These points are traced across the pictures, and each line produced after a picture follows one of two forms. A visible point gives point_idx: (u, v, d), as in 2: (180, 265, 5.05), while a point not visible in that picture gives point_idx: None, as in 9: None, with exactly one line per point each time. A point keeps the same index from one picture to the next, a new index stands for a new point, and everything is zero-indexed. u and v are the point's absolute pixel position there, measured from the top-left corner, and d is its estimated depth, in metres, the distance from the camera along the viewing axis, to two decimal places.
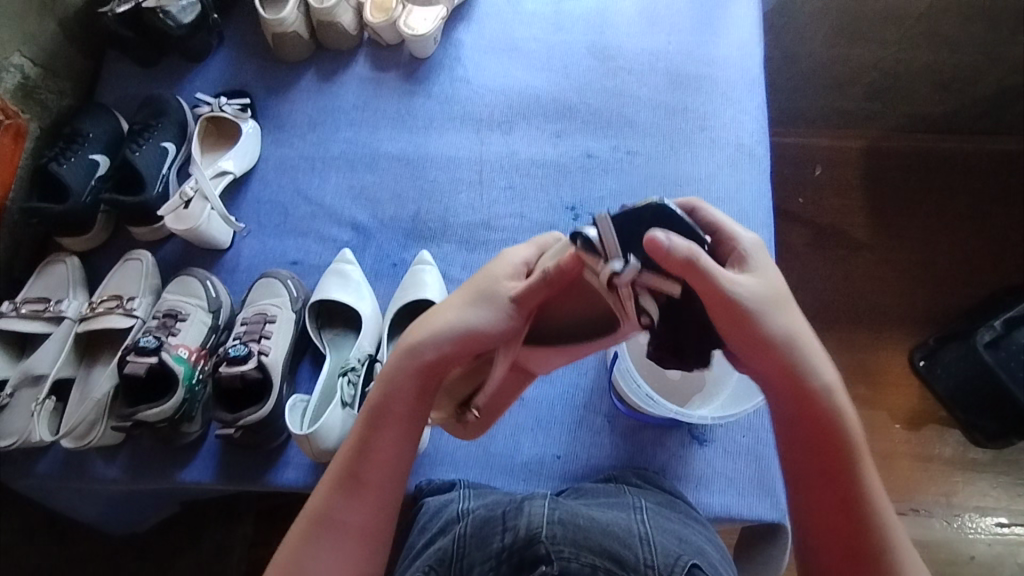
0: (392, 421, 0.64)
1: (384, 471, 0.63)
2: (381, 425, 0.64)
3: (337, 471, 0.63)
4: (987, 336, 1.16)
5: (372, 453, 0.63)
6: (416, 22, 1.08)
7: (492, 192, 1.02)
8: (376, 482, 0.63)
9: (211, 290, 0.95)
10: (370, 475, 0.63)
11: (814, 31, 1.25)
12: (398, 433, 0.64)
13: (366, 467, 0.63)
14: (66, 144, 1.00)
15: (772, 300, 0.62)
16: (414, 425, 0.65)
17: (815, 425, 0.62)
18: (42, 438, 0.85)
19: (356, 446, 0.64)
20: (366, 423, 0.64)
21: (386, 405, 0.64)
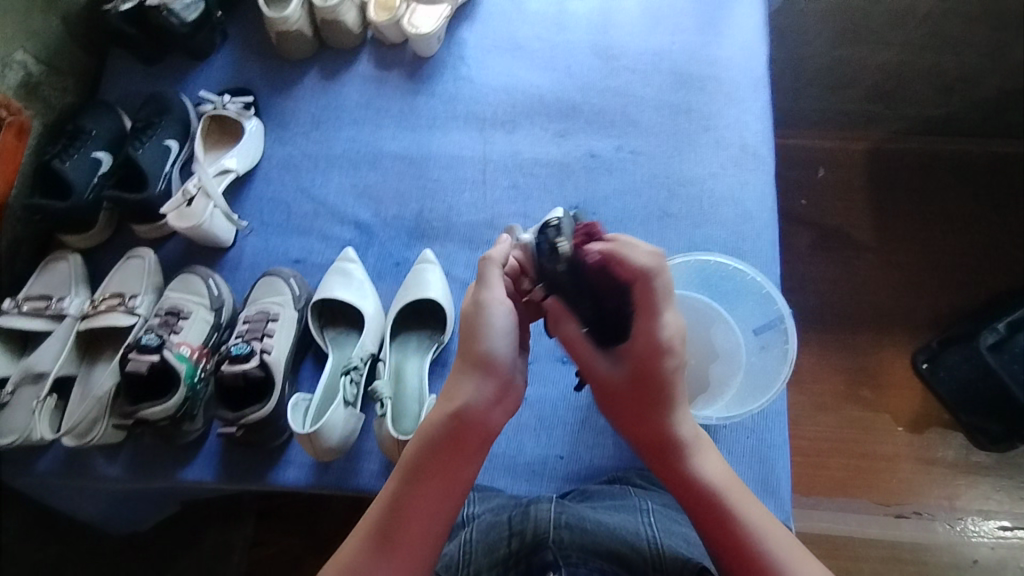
0: (430, 477, 0.58)
1: (420, 532, 0.58)
2: (421, 483, 0.58)
3: (370, 524, 0.59)
4: (991, 337, 1.16)
5: (407, 510, 0.58)
6: (419, 21, 1.08)
7: (495, 191, 1.02)
8: (411, 541, 0.58)
9: (214, 288, 0.95)
10: (401, 533, 0.58)
11: (817, 32, 1.25)
12: (435, 498, 0.59)
13: (400, 523, 0.58)
14: (70, 142, 1.00)
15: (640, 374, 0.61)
16: (454, 484, 0.59)
17: (691, 494, 0.61)
18: (43, 437, 0.86)
19: (390, 499, 0.59)
20: (404, 477, 0.59)
21: (428, 464, 0.59)
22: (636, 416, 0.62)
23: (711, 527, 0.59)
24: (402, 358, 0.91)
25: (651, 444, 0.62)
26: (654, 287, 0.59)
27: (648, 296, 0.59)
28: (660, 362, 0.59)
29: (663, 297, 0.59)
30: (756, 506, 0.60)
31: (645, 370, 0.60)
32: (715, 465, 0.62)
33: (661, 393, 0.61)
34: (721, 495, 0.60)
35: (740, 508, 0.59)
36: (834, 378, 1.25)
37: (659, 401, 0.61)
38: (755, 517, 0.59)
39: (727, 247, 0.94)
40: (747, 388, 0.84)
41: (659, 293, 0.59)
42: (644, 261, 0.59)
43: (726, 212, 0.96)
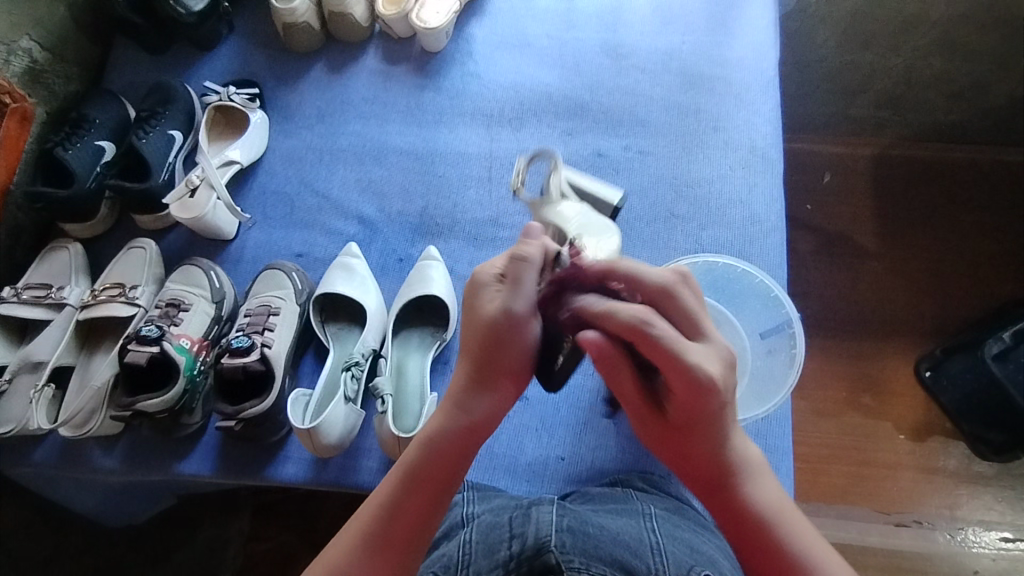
0: (425, 480, 0.59)
1: (410, 538, 0.58)
2: (415, 489, 0.59)
3: (360, 530, 0.59)
4: (995, 347, 1.15)
5: (399, 516, 0.58)
6: (428, 16, 1.07)
7: (501, 189, 1.01)
8: (401, 548, 0.58)
9: (215, 281, 0.94)
10: (394, 536, 0.58)
11: (826, 36, 1.24)
12: (429, 503, 0.59)
13: (391, 528, 0.58)
14: (72, 129, 0.99)
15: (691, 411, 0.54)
16: (445, 488, 0.59)
17: (739, 525, 0.59)
18: (40, 426, 0.84)
19: (385, 502, 0.59)
20: (399, 483, 0.59)
21: (425, 468, 0.59)
22: (683, 448, 0.58)
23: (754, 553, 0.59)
24: (404, 355, 0.90)
25: (702, 471, 0.59)
26: (651, 344, 0.50)
27: (656, 352, 0.50)
28: (704, 403, 0.52)
29: (673, 349, 0.50)
30: (805, 531, 0.59)
31: (688, 406, 0.53)
32: (764, 486, 0.60)
33: (709, 427, 0.56)
34: (770, 522, 0.59)
35: (786, 536, 0.58)
36: (837, 385, 1.24)
37: (707, 434, 0.56)
38: (805, 544, 0.58)
39: (733, 250, 0.93)
40: (753, 394, 0.83)
41: (670, 346, 0.50)
42: (628, 317, 0.50)
43: (733, 214, 0.95)
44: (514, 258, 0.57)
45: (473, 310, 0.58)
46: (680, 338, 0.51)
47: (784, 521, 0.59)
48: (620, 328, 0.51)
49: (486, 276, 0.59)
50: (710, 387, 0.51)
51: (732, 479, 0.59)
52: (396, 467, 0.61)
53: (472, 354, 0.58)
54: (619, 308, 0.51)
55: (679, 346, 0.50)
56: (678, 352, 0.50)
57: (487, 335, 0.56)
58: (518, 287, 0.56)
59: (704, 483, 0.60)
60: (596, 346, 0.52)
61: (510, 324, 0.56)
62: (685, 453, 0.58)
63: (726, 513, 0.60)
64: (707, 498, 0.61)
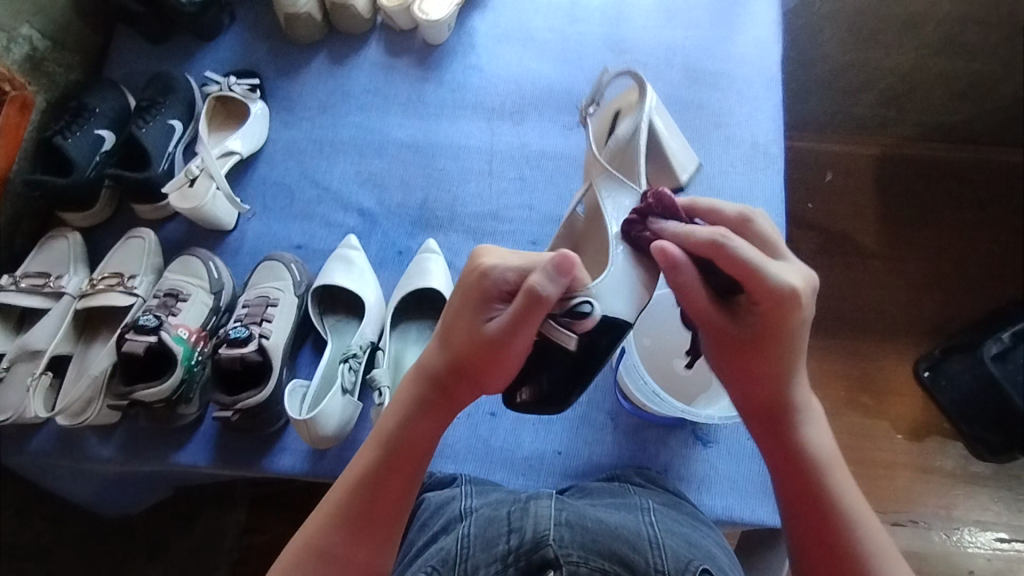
0: (400, 456, 0.65)
1: (388, 514, 0.64)
2: (392, 467, 0.65)
3: (340, 507, 0.64)
4: (995, 347, 1.19)
5: (379, 494, 0.64)
6: (430, 7, 1.06)
7: (502, 182, 1.01)
8: (381, 522, 0.64)
9: (214, 271, 0.94)
10: (373, 513, 0.64)
11: (831, 33, 1.23)
12: (405, 476, 0.65)
13: (371, 505, 0.64)
14: (72, 118, 0.99)
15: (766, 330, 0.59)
16: (417, 462, 0.66)
17: (789, 449, 0.64)
18: (36, 414, 0.84)
19: (359, 480, 0.65)
20: (378, 461, 0.65)
21: (402, 444, 0.65)
22: (747, 365, 0.61)
23: (799, 483, 0.64)
24: (402, 347, 0.91)
25: (761, 398, 0.64)
26: (729, 257, 0.56)
27: (734, 264, 0.56)
28: (784, 318, 0.58)
29: (751, 261, 0.56)
30: (851, 483, 0.64)
31: (768, 323, 0.58)
32: (820, 431, 0.65)
33: (779, 356, 0.60)
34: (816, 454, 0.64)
35: (830, 477, 0.63)
36: (836, 384, 1.24)
37: (774, 364, 0.61)
38: (850, 492, 0.63)
39: None
40: None
41: (750, 258, 0.56)
42: (708, 235, 0.57)
43: None
44: (532, 298, 0.54)
45: (472, 317, 0.61)
46: (762, 257, 0.57)
47: (834, 468, 0.64)
48: (698, 245, 0.58)
49: (496, 289, 0.60)
50: (792, 299, 0.57)
51: (792, 417, 0.64)
52: (371, 445, 0.67)
53: (459, 351, 0.62)
54: (700, 231, 0.58)
55: (761, 261, 0.56)
56: (759, 266, 0.56)
57: (479, 347, 0.60)
58: (526, 325, 0.56)
59: (763, 416, 0.64)
60: (672, 257, 0.58)
61: (507, 346, 0.58)
62: (752, 379, 0.63)
63: (783, 448, 0.64)
64: (764, 434, 0.65)
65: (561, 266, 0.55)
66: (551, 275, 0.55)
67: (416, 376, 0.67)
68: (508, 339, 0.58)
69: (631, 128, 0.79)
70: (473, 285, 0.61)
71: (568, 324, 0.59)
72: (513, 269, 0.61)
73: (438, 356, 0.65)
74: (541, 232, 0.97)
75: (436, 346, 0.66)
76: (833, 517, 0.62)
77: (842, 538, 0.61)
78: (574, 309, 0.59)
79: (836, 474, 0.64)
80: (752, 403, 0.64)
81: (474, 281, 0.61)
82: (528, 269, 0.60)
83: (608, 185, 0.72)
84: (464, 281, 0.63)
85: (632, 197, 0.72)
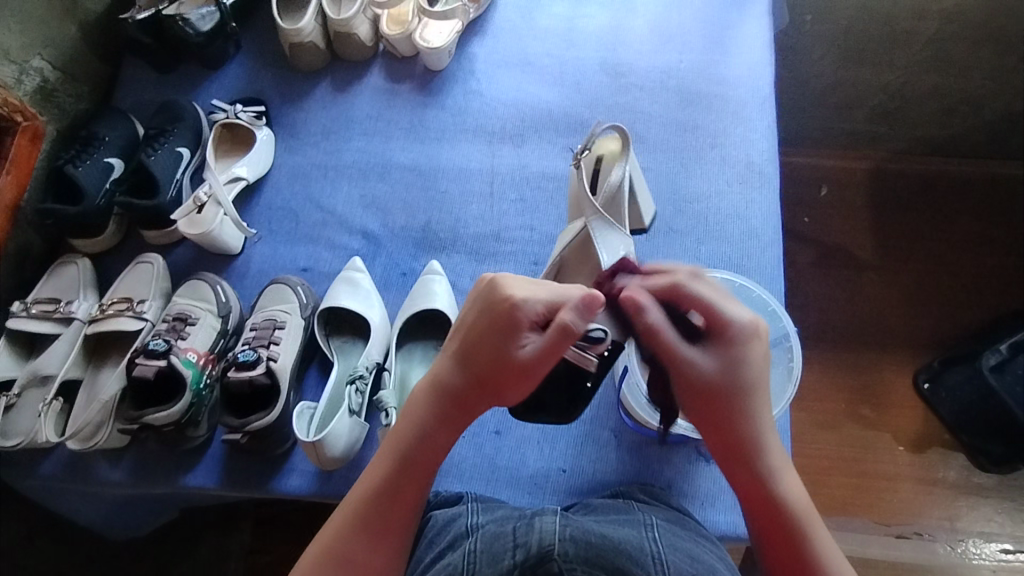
0: (416, 467, 0.68)
1: (402, 521, 0.67)
2: (406, 474, 0.68)
3: (357, 516, 0.66)
4: (992, 359, 1.16)
5: (396, 500, 0.67)
6: (432, 36, 1.09)
7: (502, 204, 1.02)
8: (396, 527, 0.67)
9: (222, 295, 0.95)
10: (388, 524, 0.66)
11: (822, 52, 1.27)
12: (420, 488, 0.68)
13: (384, 511, 0.67)
14: (82, 147, 1.01)
15: (736, 374, 0.66)
16: (421, 476, 0.68)
17: (757, 493, 0.67)
18: (48, 439, 0.86)
19: (377, 489, 0.67)
20: (393, 470, 0.68)
21: (416, 453, 0.68)
22: (715, 411, 0.67)
23: (773, 520, 0.66)
24: (408, 368, 0.92)
25: (727, 441, 0.68)
26: (689, 295, 0.67)
27: (698, 303, 0.67)
28: (745, 349, 0.66)
29: (709, 298, 0.67)
30: (825, 535, 0.65)
31: (732, 361, 0.66)
32: (791, 478, 0.68)
33: (746, 390, 0.66)
34: (791, 503, 0.66)
35: (806, 521, 0.65)
36: (836, 397, 1.25)
37: (743, 403, 0.67)
38: (824, 546, 0.65)
39: (731, 264, 0.94)
40: None
41: (708, 298, 0.67)
42: (670, 281, 0.68)
43: (731, 228, 0.97)
44: (567, 334, 0.59)
45: (502, 345, 0.63)
46: (718, 299, 0.67)
47: (806, 521, 0.66)
48: (662, 290, 0.69)
49: (528, 319, 0.63)
50: (751, 331, 0.66)
51: (757, 459, 0.67)
52: (387, 455, 0.69)
53: (484, 371, 0.65)
54: (658, 280, 0.69)
55: (718, 301, 0.67)
56: (714, 304, 0.67)
57: (508, 371, 0.63)
58: (558, 353, 0.61)
59: (729, 458, 0.68)
60: (641, 300, 0.66)
61: (538, 371, 0.62)
62: (722, 421, 0.67)
63: (750, 487, 0.67)
64: (735, 470, 0.68)
65: (590, 305, 0.60)
66: (581, 312, 0.60)
67: (431, 391, 0.69)
68: (539, 362, 0.62)
69: (619, 176, 0.83)
70: (504, 314, 0.63)
71: (584, 347, 0.67)
72: (542, 301, 0.63)
73: (457, 372, 0.68)
74: (542, 252, 0.99)
75: (453, 362, 0.68)
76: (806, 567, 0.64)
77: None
78: (589, 334, 0.67)
79: (812, 512, 0.67)
80: (723, 450, 0.68)
81: (504, 311, 0.63)
82: (556, 302, 0.64)
83: (601, 226, 0.80)
84: (489, 308, 0.65)
85: (619, 238, 0.80)
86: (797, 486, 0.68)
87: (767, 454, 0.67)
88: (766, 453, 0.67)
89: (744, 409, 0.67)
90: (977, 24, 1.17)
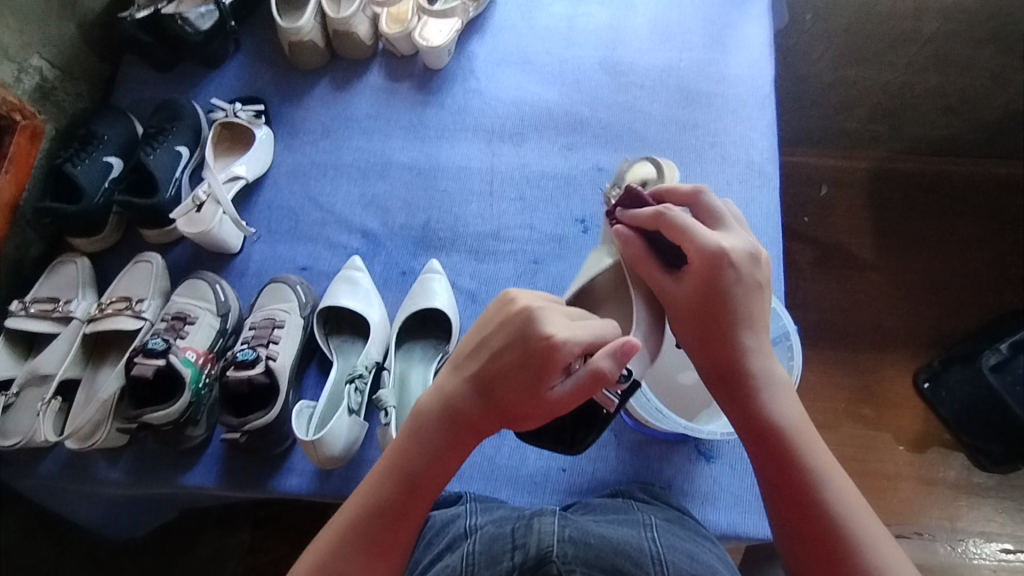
0: (420, 491, 0.65)
1: (403, 540, 0.64)
2: (412, 496, 0.65)
3: (352, 530, 0.64)
4: (993, 358, 1.17)
5: (397, 521, 0.64)
6: (431, 34, 1.09)
7: (503, 204, 1.02)
8: (395, 547, 0.64)
9: (221, 294, 0.95)
10: (387, 543, 0.63)
11: (821, 52, 1.27)
12: (423, 506, 0.65)
13: (383, 530, 0.64)
14: (80, 146, 1.01)
15: (716, 289, 0.65)
16: (423, 496, 0.65)
17: (747, 417, 0.64)
18: (46, 438, 0.85)
19: (377, 505, 0.64)
20: (396, 488, 0.65)
21: (423, 477, 0.65)
22: (701, 329, 0.67)
23: (761, 440, 0.63)
24: (407, 367, 0.92)
25: (713, 359, 0.66)
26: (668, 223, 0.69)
27: (673, 231, 0.68)
28: (717, 267, 0.65)
29: (682, 224, 0.68)
30: (821, 452, 0.63)
31: (707, 283, 0.66)
32: (783, 398, 0.65)
33: (723, 304, 0.65)
34: (781, 426, 0.63)
35: (795, 443, 0.62)
36: (837, 397, 1.25)
37: (725, 317, 0.65)
38: (819, 464, 0.62)
39: None
40: None
41: (682, 223, 0.68)
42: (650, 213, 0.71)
43: None
44: (601, 380, 0.59)
45: (531, 384, 0.61)
46: (695, 223, 0.68)
47: (800, 439, 0.63)
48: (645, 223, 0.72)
49: (564, 361, 0.60)
50: (722, 251, 0.65)
51: (746, 375, 0.65)
52: (387, 474, 0.65)
53: (503, 401, 0.63)
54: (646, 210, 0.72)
55: (692, 225, 0.67)
56: (688, 229, 0.67)
57: (530, 406, 0.61)
58: (587, 397, 0.60)
59: (717, 377, 0.66)
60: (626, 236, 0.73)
61: (562, 411, 0.61)
62: (708, 337, 0.66)
63: (738, 409, 0.65)
64: (722, 394, 0.66)
65: (626, 352, 0.58)
66: (617, 359, 0.59)
67: (441, 411, 0.66)
68: (566, 401, 0.60)
69: None
70: (543, 351, 0.60)
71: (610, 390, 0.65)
72: (581, 343, 0.60)
73: (471, 399, 0.65)
74: (542, 252, 0.99)
75: (467, 387, 0.65)
76: (791, 481, 0.61)
77: (804, 496, 0.60)
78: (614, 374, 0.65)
79: (806, 430, 0.63)
80: (707, 371, 0.67)
81: (542, 348, 0.60)
82: (592, 343, 0.61)
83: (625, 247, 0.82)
84: (523, 340, 0.61)
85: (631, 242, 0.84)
86: (788, 406, 0.64)
87: (755, 373, 0.65)
88: (755, 370, 0.65)
89: (723, 321, 0.65)
90: (977, 24, 1.17)
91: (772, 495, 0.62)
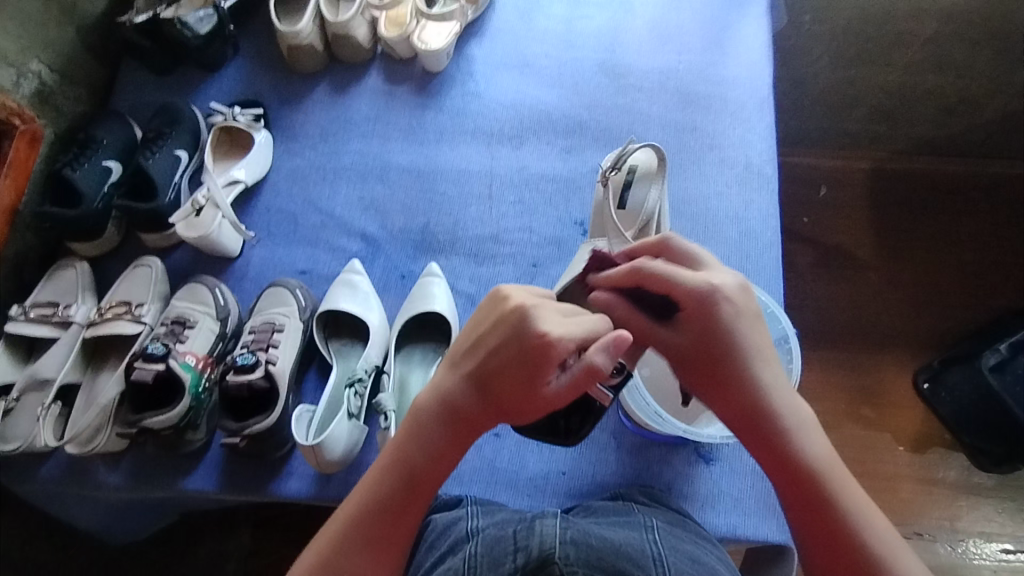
0: (421, 485, 0.65)
1: (405, 535, 0.64)
2: (413, 491, 0.65)
3: (354, 525, 0.64)
4: (992, 358, 1.16)
5: (398, 516, 0.64)
6: (429, 37, 1.09)
7: (502, 207, 1.02)
8: (395, 541, 0.64)
9: (220, 298, 0.95)
10: (388, 537, 0.64)
11: (819, 54, 1.27)
12: (423, 500, 0.66)
13: (385, 525, 0.64)
14: (79, 150, 1.01)
15: (720, 339, 0.62)
16: (425, 491, 0.65)
17: (777, 463, 0.62)
18: (47, 443, 0.85)
19: (378, 500, 0.65)
20: (397, 483, 0.65)
21: (424, 473, 0.65)
22: (714, 380, 0.63)
23: (796, 488, 0.61)
24: (407, 370, 0.92)
25: (733, 410, 0.63)
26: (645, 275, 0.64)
27: (656, 283, 0.64)
28: (711, 314, 0.62)
29: (661, 273, 0.63)
30: (855, 490, 0.61)
31: (708, 332, 0.62)
32: (811, 439, 0.62)
33: (729, 353, 0.62)
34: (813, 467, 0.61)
35: (830, 485, 0.60)
36: (837, 398, 1.25)
37: (733, 367, 0.62)
38: (855, 505, 0.60)
39: (730, 265, 0.94)
40: None
41: (662, 272, 0.63)
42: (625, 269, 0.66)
43: (729, 229, 0.96)
44: (596, 374, 0.59)
45: (528, 381, 0.60)
46: (676, 270, 0.64)
47: (834, 479, 0.61)
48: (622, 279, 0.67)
49: (560, 356, 0.59)
50: (711, 296, 0.62)
51: (770, 422, 0.62)
52: (388, 470, 0.65)
53: (502, 395, 0.63)
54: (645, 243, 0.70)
55: (671, 273, 0.63)
56: (671, 281, 0.63)
57: (529, 402, 0.61)
58: (584, 390, 0.60)
59: (740, 428, 0.63)
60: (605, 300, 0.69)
61: (561, 405, 0.61)
62: (723, 387, 0.63)
63: (767, 455, 0.62)
64: (748, 442, 0.63)
65: (619, 346, 0.58)
66: (611, 351, 0.58)
67: (440, 408, 0.66)
68: (564, 393, 0.61)
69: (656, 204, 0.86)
70: (537, 351, 0.59)
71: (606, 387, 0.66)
72: (576, 339, 0.60)
73: (469, 394, 0.65)
74: (541, 255, 0.99)
75: (465, 383, 0.65)
76: (833, 528, 0.59)
77: (847, 542, 0.58)
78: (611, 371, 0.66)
79: (837, 470, 0.62)
80: (728, 423, 0.64)
81: (538, 348, 0.59)
82: (586, 336, 0.61)
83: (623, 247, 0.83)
84: (516, 339, 0.60)
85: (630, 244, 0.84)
86: (816, 448, 0.62)
87: (779, 416, 0.62)
88: (777, 416, 0.62)
89: (735, 371, 0.62)
90: (976, 25, 1.17)
91: (813, 548, 0.60)
